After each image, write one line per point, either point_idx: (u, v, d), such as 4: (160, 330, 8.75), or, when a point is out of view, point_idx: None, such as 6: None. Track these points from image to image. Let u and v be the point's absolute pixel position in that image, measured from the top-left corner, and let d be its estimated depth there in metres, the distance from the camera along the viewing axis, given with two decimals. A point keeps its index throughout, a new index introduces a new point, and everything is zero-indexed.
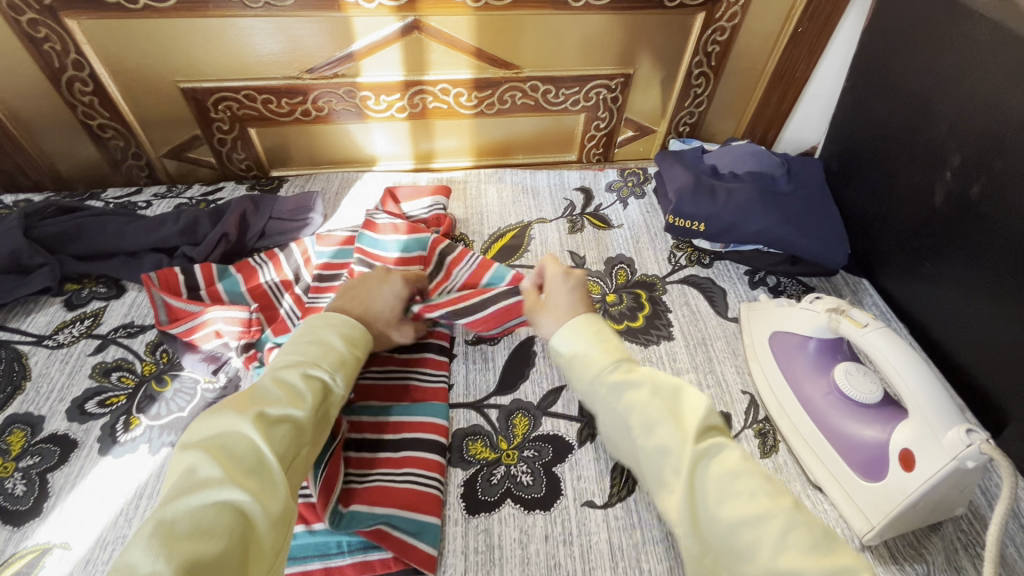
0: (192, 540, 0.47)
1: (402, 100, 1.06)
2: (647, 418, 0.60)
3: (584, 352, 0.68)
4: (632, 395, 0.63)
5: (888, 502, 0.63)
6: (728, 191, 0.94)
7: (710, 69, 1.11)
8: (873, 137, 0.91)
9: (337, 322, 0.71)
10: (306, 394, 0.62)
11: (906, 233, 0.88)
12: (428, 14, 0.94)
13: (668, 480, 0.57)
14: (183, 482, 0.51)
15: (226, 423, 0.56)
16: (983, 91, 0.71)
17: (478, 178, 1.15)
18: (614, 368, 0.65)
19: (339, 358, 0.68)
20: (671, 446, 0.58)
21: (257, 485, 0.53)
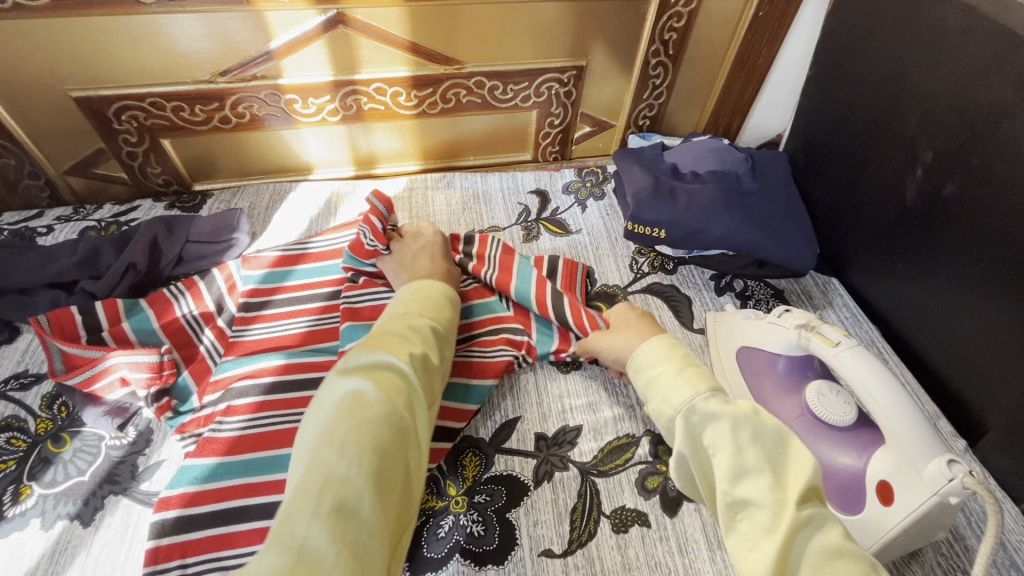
0: (376, 455, 0.48)
1: (333, 102, 0.96)
2: (739, 462, 0.49)
3: (663, 381, 0.60)
4: (716, 433, 0.52)
5: (867, 539, 0.58)
6: (689, 193, 0.87)
7: (668, 59, 1.03)
8: (839, 130, 0.85)
9: (437, 286, 0.72)
10: (433, 345, 0.63)
11: (876, 232, 0.82)
12: (352, 6, 0.84)
13: (748, 534, 0.46)
14: (350, 402, 0.51)
15: (380, 357, 0.56)
16: (955, 81, 0.65)
17: (425, 184, 1.06)
18: (708, 398, 0.55)
19: (449, 319, 0.69)
20: (765, 500, 0.47)
21: (415, 416, 0.55)
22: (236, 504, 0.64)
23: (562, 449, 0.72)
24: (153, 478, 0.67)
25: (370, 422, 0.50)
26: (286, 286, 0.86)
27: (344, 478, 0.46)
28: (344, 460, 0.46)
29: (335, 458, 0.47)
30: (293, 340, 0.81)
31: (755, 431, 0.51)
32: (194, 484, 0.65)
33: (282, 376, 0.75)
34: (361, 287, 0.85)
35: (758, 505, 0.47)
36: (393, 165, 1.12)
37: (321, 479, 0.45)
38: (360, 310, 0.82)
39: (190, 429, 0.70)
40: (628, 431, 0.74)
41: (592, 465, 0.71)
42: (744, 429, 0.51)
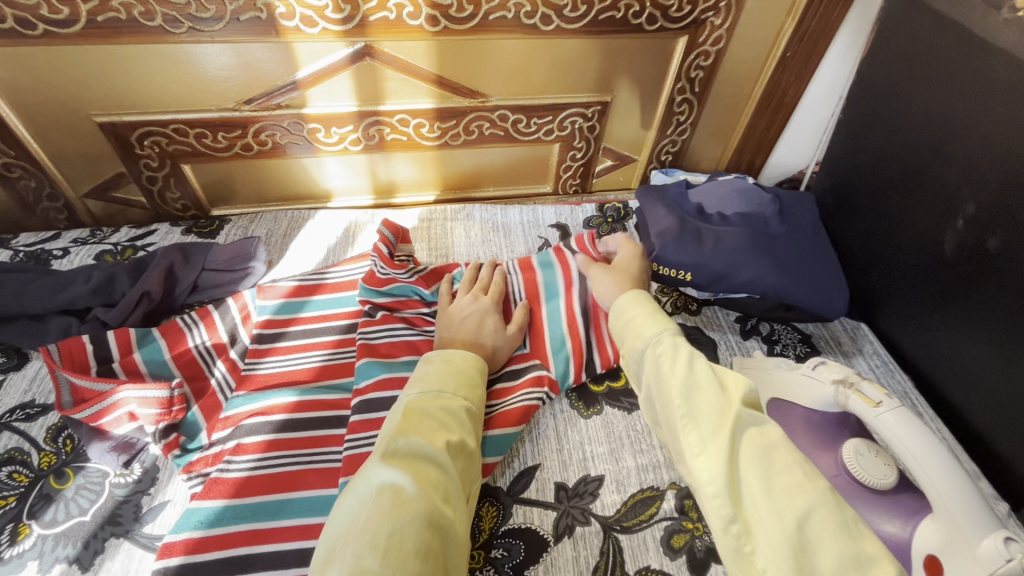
0: (419, 560, 0.45)
1: (356, 132, 0.96)
2: (692, 381, 0.55)
3: (636, 321, 0.65)
4: (667, 361, 0.58)
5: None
6: (716, 236, 0.84)
7: (693, 96, 1.02)
8: (872, 174, 0.83)
9: (472, 357, 0.70)
10: (468, 429, 0.61)
11: (910, 280, 0.79)
12: (380, 39, 0.83)
13: (697, 441, 0.51)
14: (390, 500, 0.49)
15: (418, 447, 0.55)
16: (1001, 132, 0.63)
17: (444, 216, 1.04)
18: (673, 335, 0.61)
19: (481, 395, 0.68)
20: (716, 410, 0.52)
21: (454, 510, 0.52)
22: (242, 551, 0.61)
23: (583, 501, 0.69)
24: (156, 521, 0.65)
25: (411, 524, 0.47)
26: (301, 318, 0.84)
27: None
28: (387, 570, 0.44)
29: (379, 567, 0.44)
30: (306, 375, 0.78)
31: (712, 364, 0.57)
32: (198, 529, 0.62)
33: (293, 414, 0.73)
34: (378, 322, 0.82)
35: (707, 417, 0.52)
36: (413, 195, 1.11)
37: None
38: (377, 346, 0.80)
39: (197, 468, 0.68)
40: (652, 483, 0.71)
41: (615, 520, 0.67)
42: (700, 358, 0.57)
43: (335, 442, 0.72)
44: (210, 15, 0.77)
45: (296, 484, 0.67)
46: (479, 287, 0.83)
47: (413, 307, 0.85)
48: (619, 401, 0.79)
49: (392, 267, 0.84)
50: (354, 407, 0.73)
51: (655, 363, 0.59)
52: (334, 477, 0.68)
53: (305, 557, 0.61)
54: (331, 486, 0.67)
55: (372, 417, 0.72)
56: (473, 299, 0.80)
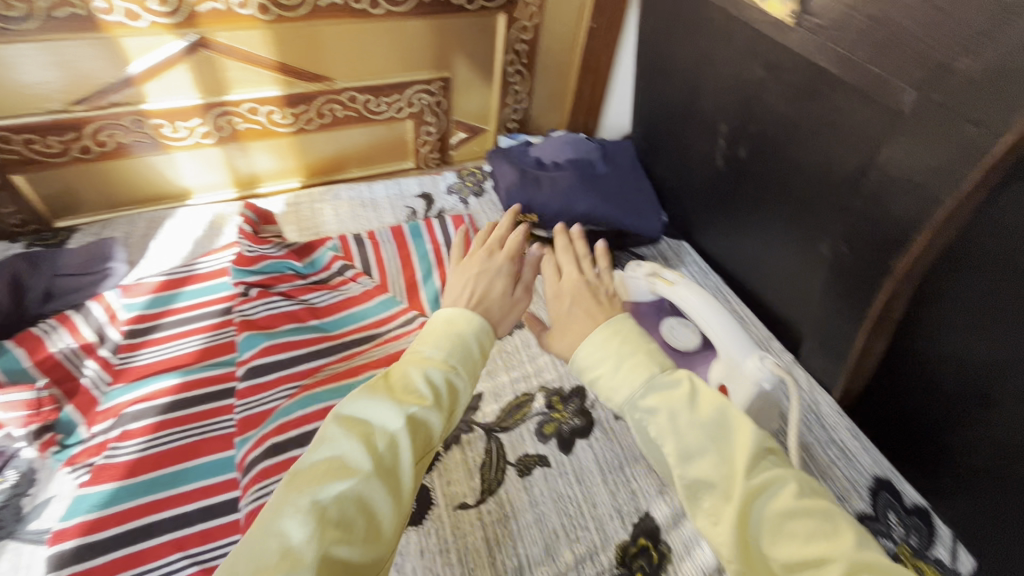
0: (341, 528, 0.43)
1: (204, 124, 0.97)
2: (683, 445, 0.47)
3: (605, 381, 0.51)
4: (653, 425, 0.48)
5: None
6: (552, 180, 0.99)
7: (523, 67, 1.16)
8: (665, 116, 1.02)
9: (476, 321, 0.58)
10: (441, 397, 0.52)
11: (704, 196, 0.99)
12: (212, 30, 0.86)
13: (709, 510, 0.45)
14: (327, 466, 0.45)
15: (377, 410, 0.50)
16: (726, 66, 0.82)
17: (312, 198, 1.09)
18: (646, 392, 0.49)
19: (476, 362, 0.57)
20: (717, 480, 0.45)
21: (404, 482, 0.48)
22: (142, 522, 0.64)
23: (467, 415, 0.79)
24: (43, 516, 0.65)
25: (341, 493, 0.44)
26: (174, 308, 0.85)
27: (301, 553, 0.40)
28: (304, 537, 0.41)
29: (298, 529, 0.41)
30: (188, 358, 0.80)
31: (696, 410, 0.48)
32: (93, 511, 0.64)
33: (179, 395, 0.75)
34: (254, 299, 0.86)
35: (711, 484, 0.46)
36: (276, 184, 1.13)
37: (278, 551, 0.41)
38: (257, 320, 0.83)
39: (81, 459, 0.69)
40: (525, 390, 0.83)
41: (496, 424, 0.79)
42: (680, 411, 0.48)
43: (226, 411, 0.75)
44: (18, 14, 0.75)
45: (191, 452, 0.70)
46: (495, 242, 0.69)
47: (288, 281, 0.90)
48: None
49: (254, 245, 0.91)
50: (241, 376, 0.77)
51: (635, 422, 0.50)
52: (230, 440, 0.72)
53: (209, 513, 0.65)
54: (228, 448, 0.71)
55: (261, 381, 0.76)
56: (484, 256, 0.67)
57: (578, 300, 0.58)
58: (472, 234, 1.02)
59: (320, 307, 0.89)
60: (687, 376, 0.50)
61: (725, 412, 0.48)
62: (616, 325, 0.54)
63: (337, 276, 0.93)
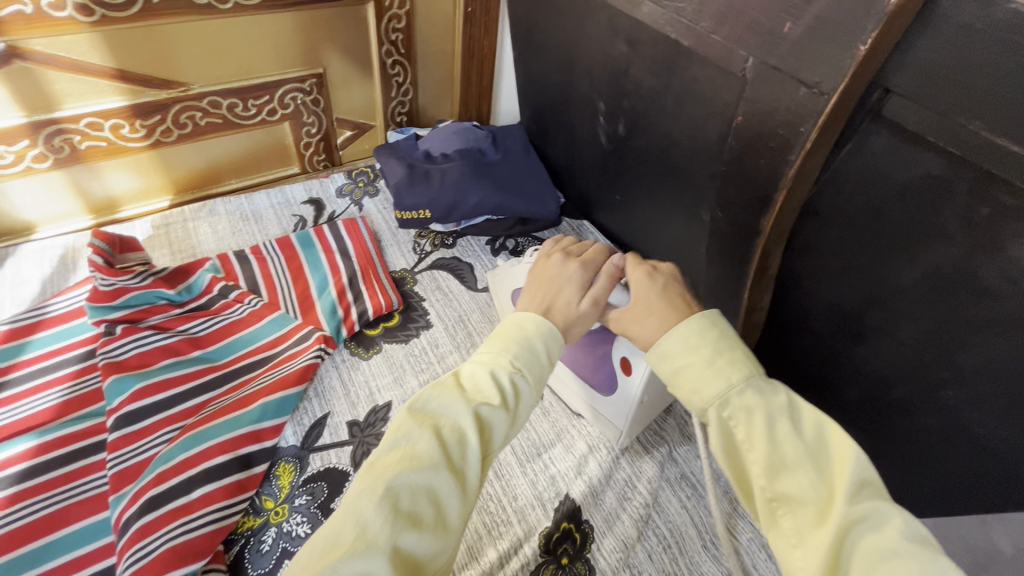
0: (408, 518, 0.42)
1: (36, 146, 0.85)
2: (777, 456, 0.46)
3: (690, 370, 0.52)
4: (740, 428, 0.48)
5: (622, 411, 0.72)
6: (442, 172, 0.96)
7: (402, 57, 1.11)
8: (549, 98, 1.01)
9: (541, 326, 0.58)
10: (511, 402, 0.52)
11: (595, 175, 1.00)
12: (24, 37, 0.76)
13: (792, 529, 0.44)
14: (399, 456, 0.46)
15: (451, 402, 0.50)
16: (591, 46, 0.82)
17: (184, 217, 0.99)
18: (742, 389, 0.49)
19: (542, 371, 0.56)
20: (811, 497, 0.44)
21: (470, 478, 0.47)
22: None
23: (377, 427, 0.76)
24: None
25: (410, 481, 0.44)
26: (22, 361, 0.75)
27: (372, 535, 0.41)
28: (378, 521, 0.41)
29: (372, 512, 0.42)
30: (46, 417, 0.70)
31: (798, 425, 0.47)
32: None
33: (36, 459, 0.66)
34: (120, 337, 0.76)
35: (802, 502, 0.44)
36: (141, 205, 1.02)
37: (352, 534, 0.41)
38: (126, 361, 0.75)
39: None
40: None
41: None
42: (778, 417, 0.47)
43: (96, 468, 0.67)
44: None
45: (55, 522, 0.62)
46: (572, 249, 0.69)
47: (161, 311, 0.82)
48: (396, 335, 0.87)
49: (115, 279, 0.79)
50: (111, 426, 0.68)
51: (724, 427, 0.49)
52: (104, 500, 0.64)
53: None
54: (102, 509, 0.64)
55: (134, 429, 0.69)
56: (562, 261, 0.67)
57: (667, 289, 0.60)
58: (367, 237, 0.97)
59: (202, 336, 0.81)
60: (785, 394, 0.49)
61: (827, 430, 0.47)
62: (702, 322, 0.54)
63: (219, 300, 0.85)
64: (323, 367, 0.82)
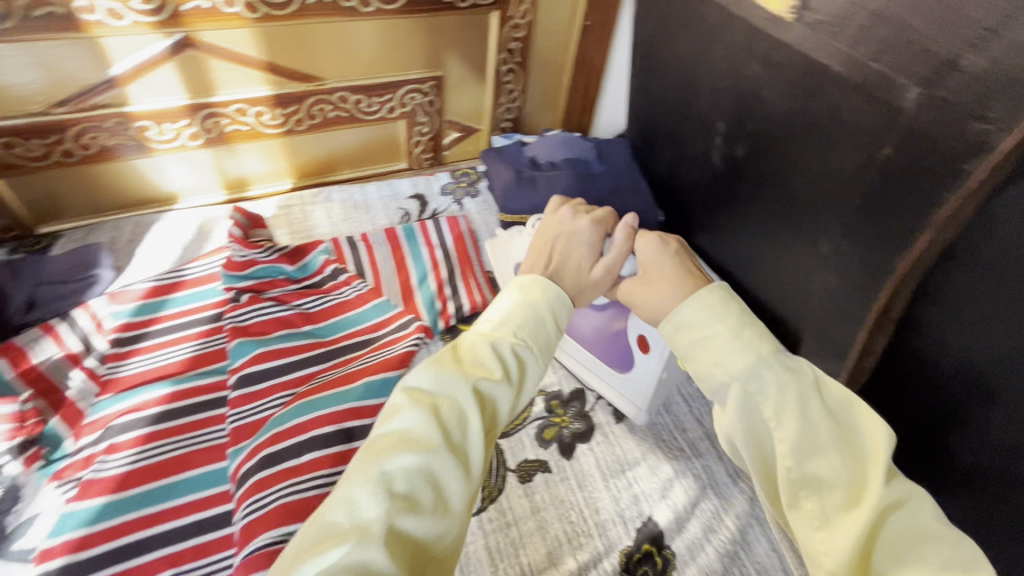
0: (404, 500, 0.45)
1: (192, 126, 0.95)
2: (809, 437, 0.50)
3: (712, 340, 0.55)
4: (764, 403, 0.52)
5: (640, 390, 0.77)
6: (548, 179, 0.97)
7: (516, 65, 1.15)
8: (661, 115, 1.01)
9: (554, 293, 0.62)
10: (510, 374, 0.55)
11: (701, 196, 0.98)
12: (198, 29, 0.84)
13: (812, 511, 0.49)
14: (397, 441, 0.48)
15: (449, 384, 0.52)
16: (721, 62, 0.81)
17: (303, 200, 1.07)
18: (772, 361, 0.53)
19: (548, 338, 0.60)
20: (842, 480, 0.49)
21: (470, 456, 0.50)
22: (132, 538, 0.62)
23: None
24: (28, 534, 0.62)
25: (405, 465, 0.46)
26: (162, 316, 0.83)
27: (370, 520, 0.43)
28: (375, 506, 0.44)
29: (366, 498, 0.44)
30: (178, 367, 0.78)
31: (826, 403, 0.53)
32: (81, 528, 0.62)
33: (169, 405, 0.73)
34: (245, 305, 0.84)
35: (831, 485, 0.49)
36: (266, 186, 1.11)
37: (347, 521, 0.44)
38: (249, 327, 0.81)
39: (69, 473, 0.67)
40: None
41: None
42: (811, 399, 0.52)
43: (218, 421, 0.73)
44: None
45: (183, 464, 0.68)
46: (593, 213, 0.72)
47: (280, 286, 0.88)
48: None
49: (249, 250, 0.89)
50: (233, 384, 0.75)
51: (750, 404, 0.53)
52: (222, 451, 0.70)
53: (202, 527, 0.64)
54: (221, 459, 0.70)
55: (253, 389, 0.74)
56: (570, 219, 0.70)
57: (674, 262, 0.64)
58: (467, 235, 1.01)
59: (314, 312, 0.87)
60: (813, 376, 0.53)
61: (856, 408, 0.53)
62: (717, 296, 0.57)
63: (330, 280, 0.91)
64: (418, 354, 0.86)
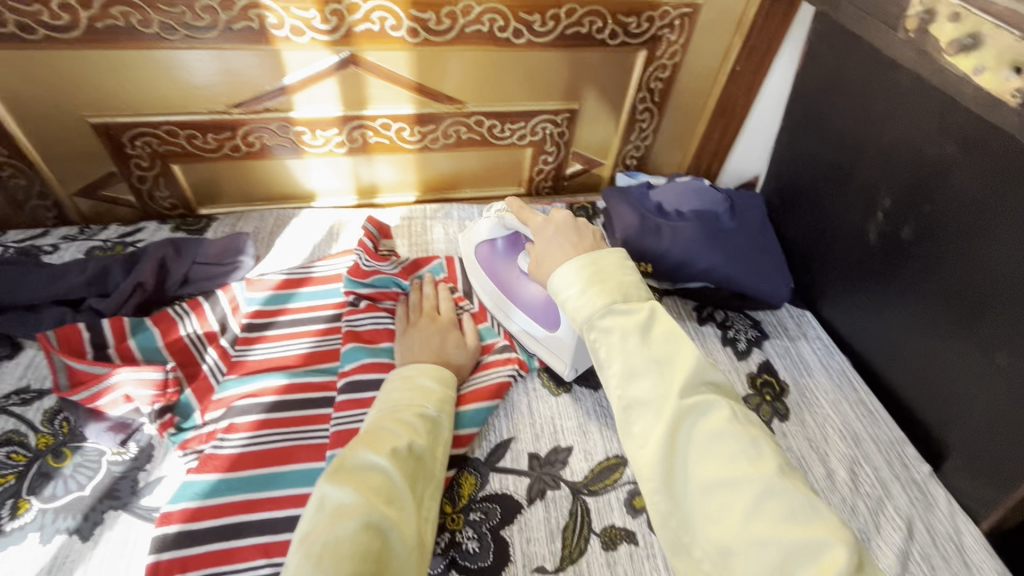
0: (356, 561, 0.45)
1: (340, 135, 1.02)
2: (628, 364, 0.50)
3: (574, 300, 0.55)
4: (609, 338, 0.51)
5: (566, 343, 0.79)
6: (674, 230, 0.93)
7: (654, 105, 1.12)
8: (810, 176, 0.93)
9: (428, 369, 0.72)
10: (419, 430, 0.61)
11: (845, 270, 0.89)
12: (364, 49, 0.90)
13: (638, 433, 0.49)
14: (331, 512, 0.49)
15: (358, 455, 0.55)
16: (898, 132, 0.75)
17: (424, 215, 1.11)
18: (606, 313, 0.52)
19: (442, 399, 0.68)
20: (652, 402, 0.48)
21: (398, 513, 0.52)
22: (237, 520, 0.66)
23: (554, 468, 0.76)
24: (153, 494, 0.69)
25: (346, 529, 0.47)
26: (289, 308, 0.89)
27: None
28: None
29: (312, 574, 0.43)
30: (295, 360, 0.83)
31: (647, 336, 0.51)
32: (196, 499, 0.67)
33: (283, 396, 0.78)
34: (362, 310, 0.88)
35: (644, 405, 0.49)
36: (394, 195, 1.16)
37: None
38: (362, 333, 0.85)
39: (193, 445, 0.73)
40: (617, 452, 0.78)
41: (583, 484, 0.74)
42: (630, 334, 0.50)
43: (323, 420, 0.76)
44: (204, 23, 0.82)
45: (288, 457, 0.72)
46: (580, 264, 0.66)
47: (394, 297, 0.91)
48: (588, 380, 0.87)
49: (375, 261, 0.92)
50: (340, 388, 0.78)
51: (614, 341, 0.51)
52: (323, 452, 0.73)
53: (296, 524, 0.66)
54: (321, 459, 0.72)
55: (360, 396, 0.77)
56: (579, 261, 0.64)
57: None
58: None
59: None
60: (647, 308, 0.53)
61: (676, 339, 0.51)
62: (603, 261, 0.56)
63: None
64: (514, 388, 0.85)
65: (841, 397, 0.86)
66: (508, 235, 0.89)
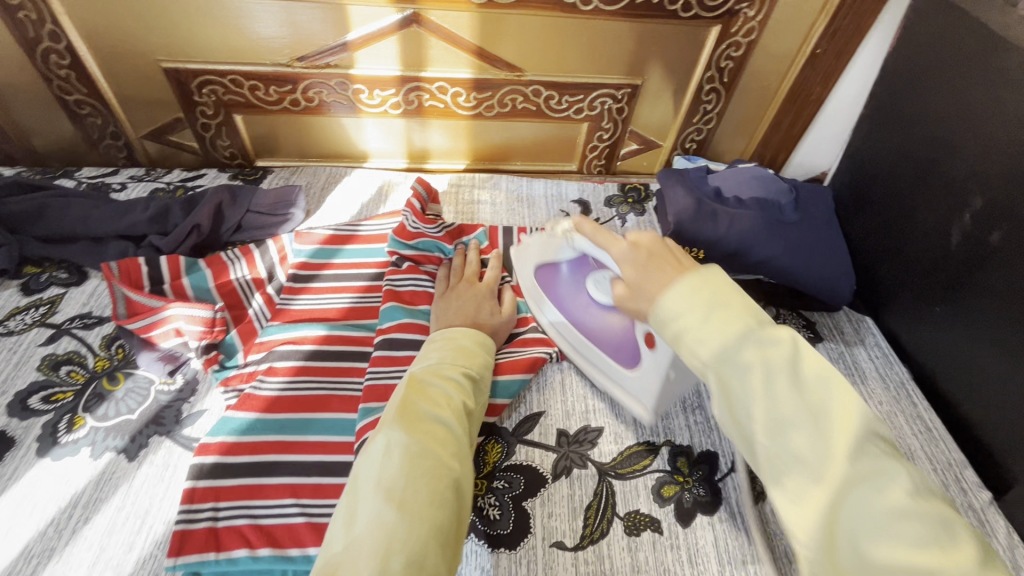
0: (434, 510, 0.46)
1: (397, 96, 1.01)
2: (777, 413, 0.40)
3: (694, 332, 0.44)
4: (760, 371, 0.41)
5: (648, 385, 0.71)
6: (731, 217, 0.88)
7: (721, 86, 1.06)
8: (889, 170, 0.86)
9: (469, 331, 0.71)
10: (468, 391, 0.62)
11: (916, 274, 0.82)
12: (428, 8, 0.89)
13: (792, 488, 0.39)
14: (403, 461, 0.49)
15: (419, 409, 0.55)
16: (1000, 125, 0.68)
17: (472, 183, 1.10)
18: (741, 347, 0.42)
19: (482, 362, 0.68)
20: (812, 456, 0.39)
21: (463, 467, 0.53)
22: (270, 458, 0.68)
23: (582, 447, 0.74)
24: (195, 425, 0.72)
25: (422, 479, 0.48)
26: (334, 263, 0.90)
27: (406, 536, 0.44)
28: (406, 522, 0.45)
29: (396, 519, 0.45)
30: (335, 313, 0.84)
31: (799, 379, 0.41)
32: (232, 434, 0.69)
33: (321, 346, 0.79)
34: (404, 271, 0.87)
35: (804, 465, 0.39)
36: (444, 162, 1.16)
37: (384, 538, 0.43)
38: (402, 293, 0.85)
39: (233, 383, 0.75)
40: (649, 439, 0.75)
41: (610, 467, 0.72)
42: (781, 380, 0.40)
43: (358, 373, 0.77)
44: None
45: (323, 406, 0.73)
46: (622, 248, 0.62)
47: (436, 261, 0.91)
48: None
49: (424, 224, 0.93)
50: (377, 344, 0.78)
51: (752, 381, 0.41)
52: (356, 403, 0.74)
53: (325, 469, 0.68)
54: (353, 411, 0.73)
55: (395, 354, 0.77)
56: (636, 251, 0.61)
57: None
58: None
59: None
60: (791, 339, 0.42)
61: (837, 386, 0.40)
62: (709, 278, 0.46)
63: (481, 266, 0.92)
64: (549, 365, 0.83)
65: (897, 409, 0.81)
66: (576, 255, 0.83)
